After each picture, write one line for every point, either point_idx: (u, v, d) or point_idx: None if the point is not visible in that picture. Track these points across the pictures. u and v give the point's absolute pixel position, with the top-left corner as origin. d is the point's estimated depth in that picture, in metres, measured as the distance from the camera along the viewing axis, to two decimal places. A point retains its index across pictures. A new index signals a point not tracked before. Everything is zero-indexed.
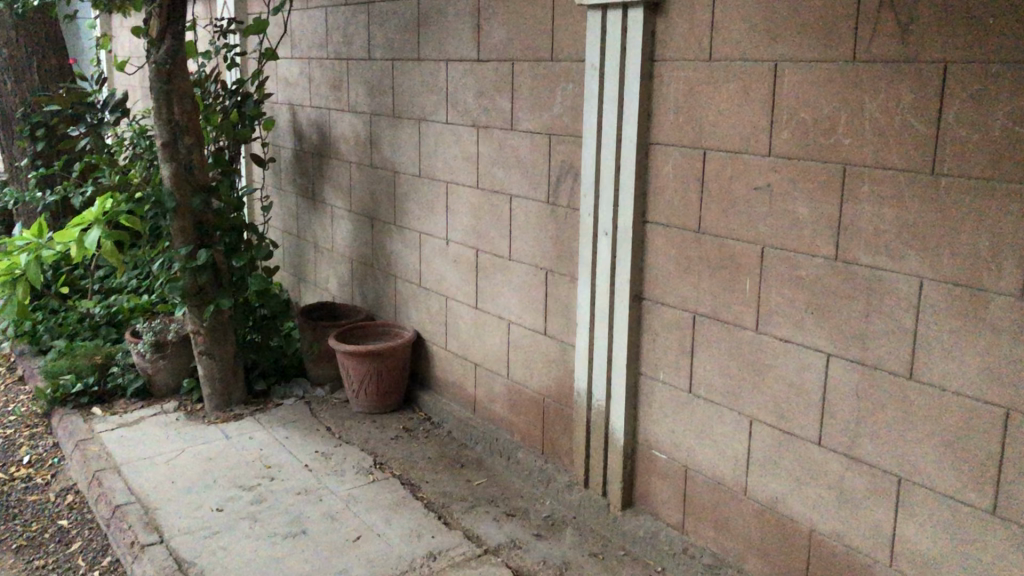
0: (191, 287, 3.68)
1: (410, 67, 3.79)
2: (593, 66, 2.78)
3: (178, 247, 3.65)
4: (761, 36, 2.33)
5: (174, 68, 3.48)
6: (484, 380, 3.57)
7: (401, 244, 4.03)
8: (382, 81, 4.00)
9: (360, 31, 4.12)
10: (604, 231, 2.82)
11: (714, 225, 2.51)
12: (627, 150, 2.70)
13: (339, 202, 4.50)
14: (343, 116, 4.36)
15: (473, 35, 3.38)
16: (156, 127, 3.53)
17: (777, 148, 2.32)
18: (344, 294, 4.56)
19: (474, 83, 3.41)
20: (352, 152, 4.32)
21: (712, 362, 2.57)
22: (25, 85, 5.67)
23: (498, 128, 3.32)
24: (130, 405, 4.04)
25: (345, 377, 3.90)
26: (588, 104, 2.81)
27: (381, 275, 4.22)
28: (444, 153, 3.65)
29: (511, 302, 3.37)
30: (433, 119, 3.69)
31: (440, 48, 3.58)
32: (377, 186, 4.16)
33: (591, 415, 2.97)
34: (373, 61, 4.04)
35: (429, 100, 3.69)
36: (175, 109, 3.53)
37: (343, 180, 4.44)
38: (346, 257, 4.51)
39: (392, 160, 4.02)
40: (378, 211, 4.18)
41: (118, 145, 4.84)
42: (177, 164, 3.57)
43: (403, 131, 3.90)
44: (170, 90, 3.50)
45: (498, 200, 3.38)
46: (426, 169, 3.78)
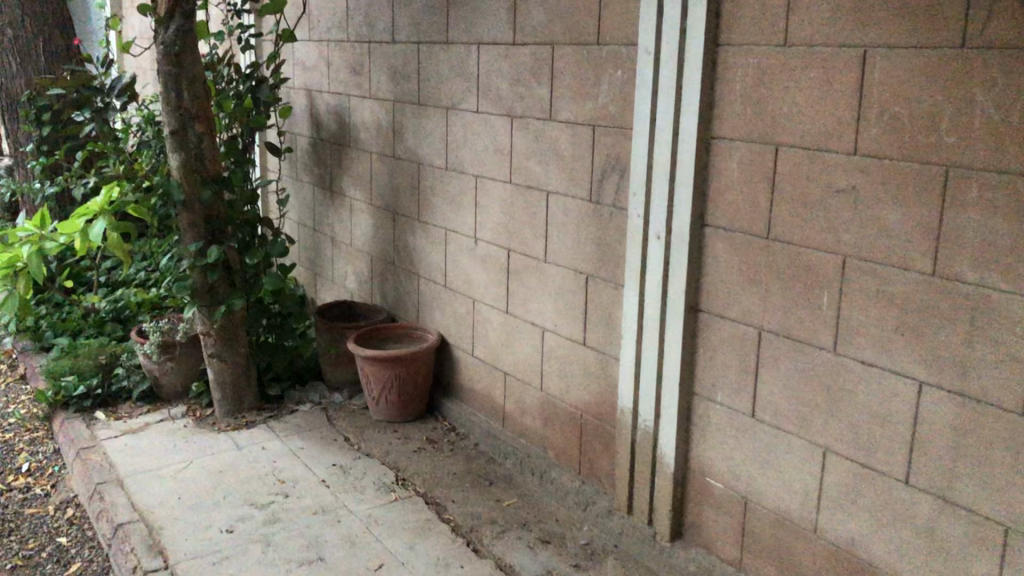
0: (201, 286, 3.43)
1: (437, 51, 3.52)
2: (648, 52, 2.50)
3: (188, 243, 3.40)
4: (847, 19, 2.05)
5: (183, 50, 3.21)
6: (514, 391, 3.30)
7: (425, 240, 3.77)
8: (406, 66, 3.73)
9: (383, 12, 3.84)
10: (655, 234, 2.55)
11: (786, 232, 2.24)
12: (686, 146, 2.43)
13: (358, 194, 4.24)
14: (363, 103, 4.10)
15: (508, 16, 3.10)
16: (164, 113, 3.26)
17: (864, 146, 2.04)
18: (363, 292, 4.30)
19: (508, 69, 3.13)
20: (373, 141, 4.05)
21: (780, 384, 2.31)
22: (31, 68, 5.44)
23: (534, 119, 3.05)
24: (136, 409, 3.79)
25: (365, 383, 3.65)
26: (641, 94, 2.54)
27: (403, 273, 3.96)
28: (473, 144, 3.38)
29: (545, 308, 3.10)
30: (462, 107, 3.42)
31: (471, 30, 3.30)
32: (400, 178, 3.90)
33: (637, 435, 2.71)
34: (397, 44, 3.77)
35: (458, 86, 3.42)
36: (185, 94, 3.26)
37: (363, 171, 4.18)
38: (365, 253, 4.25)
39: (416, 151, 3.75)
40: (401, 206, 3.92)
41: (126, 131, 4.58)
42: (186, 153, 3.31)
43: (429, 120, 3.63)
44: (179, 73, 3.22)
45: (532, 197, 3.10)
46: (454, 161, 3.51)
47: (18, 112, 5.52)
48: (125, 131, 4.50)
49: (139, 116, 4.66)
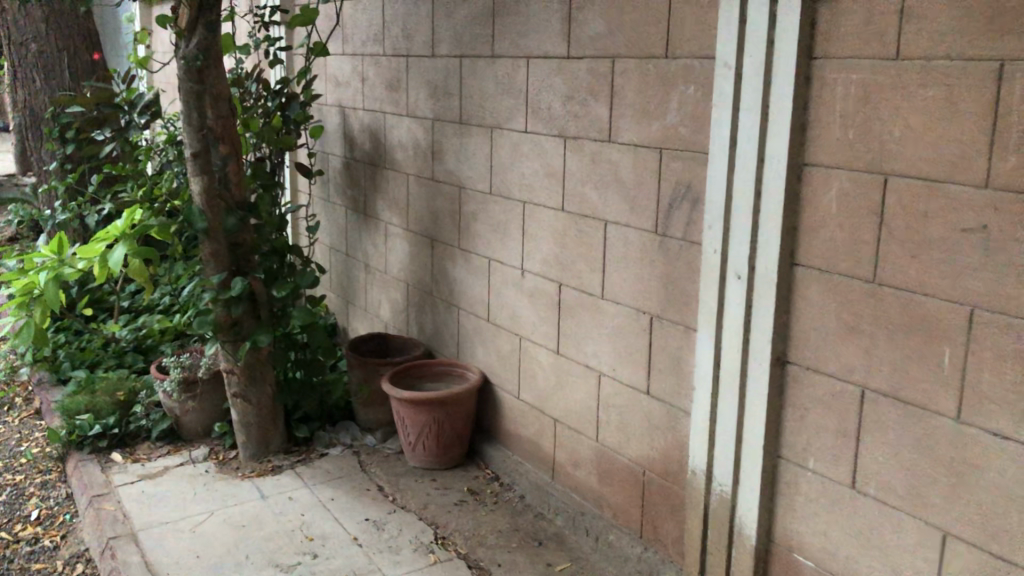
0: (224, 321, 3.15)
1: (481, 65, 3.23)
2: (729, 66, 2.19)
3: (211, 274, 3.12)
4: (979, 26, 1.72)
5: (206, 65, 2.94)
6: (565, 439, 2.98)
7: (467, 270, 3.47)
8: (448, 82, 3.44)
9: (423, 23, 3.56)
10: (735, 274, 2.24)
11: (897, 276, 1.92)
12: (773, 174, 2.11)
13: (394, 218, 3.96)
14: (400, 121, 3.82)
15: (563, 27, 2.80)
16: (186, 134, 2.99)
17: (1000, 178, 1.71)
18: (399, 323, 4.01)
19: (562, 85, 2.83)
20: (411, 162, 3.78)
21: (888, 453, 1.98)
22: (55, 84, 5.25)
23: (591, 140, 2.74)
24: (155, 451, 3.53)
25: (400, 427, 3.35)
26: (720, 115, 2.23)
27: (442, 305, 3.66)
28: (521, 166, 3.07)
29: (601, 350, 2.78)
30: (509, 126, 3.12)
31: (519, 42, 3.01)
32: (439, 202, 3.61)
33: (712, 501, 2.39)
34: (438, 59, 3.49)
35: (504, 104, 3.12)
36: (208, 113, 2.99)
37: (399, 194, 3.90)
38: (400, 281, 3.97)
39: (457, 173, 3.46)
40: (440, 232, 3.63)
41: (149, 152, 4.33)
42: (209, 177, 3.03)
43: (472, 140, 3.34)
44: (202, 90, 2.95)
45: (587, 226, 2.79)
46: (499, 185, 3.21)
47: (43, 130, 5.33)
48: (147, 151, 4.26)
49: (162, 135, 4.41)
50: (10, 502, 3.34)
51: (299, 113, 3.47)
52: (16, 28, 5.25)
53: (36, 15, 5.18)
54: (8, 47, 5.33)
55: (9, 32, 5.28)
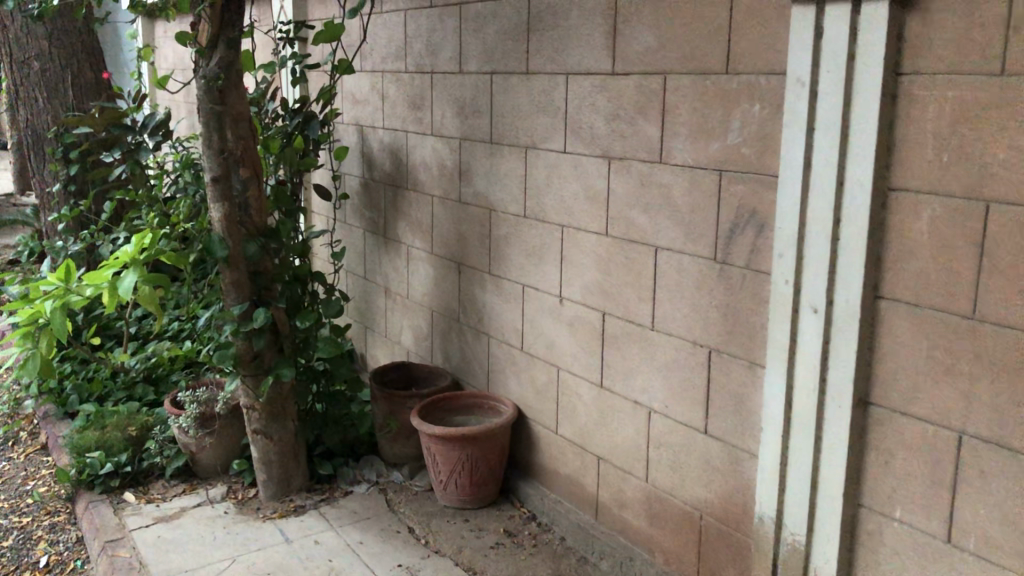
0: (245, 355, 2.97)
1: (514, 82, 3.06)
2: (802, 83, 2.03)
3: (231, 305, 2.95)
4: None
5: (228, 85, 2.77)
6: (610, 478, 2.80)
7: (497, 297, 3.29)
8: (477, 99, 3.28)
9: (449, 38, 3.40)
10: (811, 306, 2.07)
11: (1002, 311, 1.75)
12: (855, 199, 1.95)
13: (417, 241, 3.79)
14: (423, 140, 3.66)
15: (607, 41, 2.64)
16: (205, 158, 2.82)
17: None
18: (422, 351, 3.83)
19: (606, 103, 2.67)
20: (435, 183, 3.61)
21: (990, 504, 1.80)
22: (59, 102, 5.08)
23: (639, 161, 2.57)
24: (170, 490, 3.34)
25: (430, 464, 3.17)
26: (793, 135, 2.06)
27: (470, 333, 3.48)
28: (559, 188, 2.90)
29: (651, 384, 2.61)
30: (545, 146, 2.95)
31: (557, 57, 2.85)
32: (467, 225, 3.44)
33: (782, 550, 2.21)
34: (466, 75, 3.33)
35: (540, 122, 2.96)
36: (229, 135, 2.82)
37: (422, 216, 3.73)
38: (423, 307, 3.80)
39: (487, 195, 3.29)
40: (468, 257, 3.46)
41: (160, 174, 4.16)
42: (230, 203, 2.86)
43: (504, 160, 3.17)
44: (223, 112, 2.78)
45: (634, 252, 2.62)
46: (534, 208, 3.04)
47: (45, 150, 5.15)
48: (158, 173, 4.09)
49: (173, 157, 4.23)
50: (17, 547, 3.14)
51: (321, 133, 3.30)
52: (17, 46, 5.08)
53: (38, 33, 5.02)
54: (9, 65, 5.16)
55: (10, 50, 5.12)
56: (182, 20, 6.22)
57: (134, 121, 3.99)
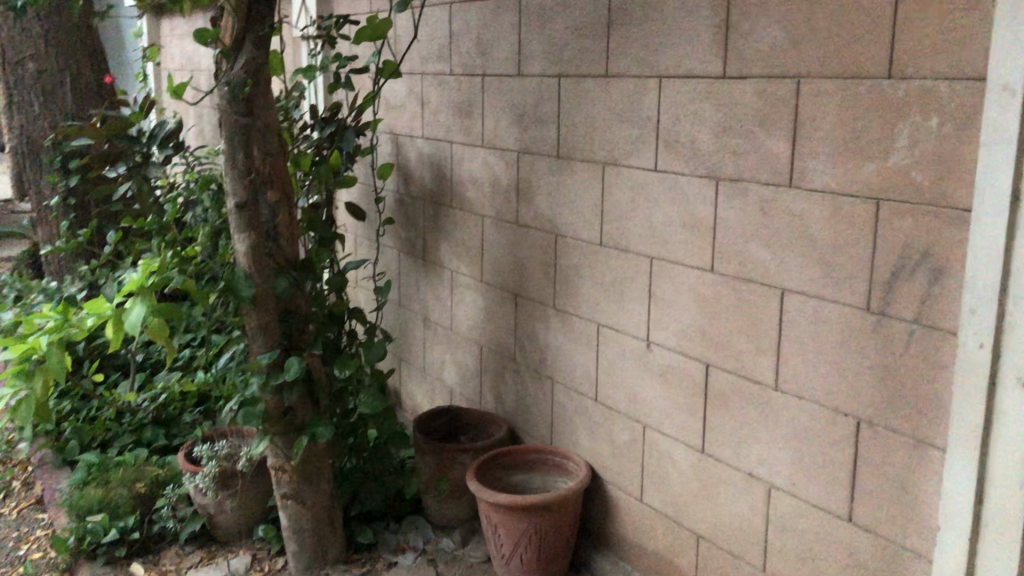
0: (273, 409, 2.52)
1: (589, 86, 2.60)
2: (1013, 91, 1.56)
3: (258, 352, 2.49)
4: None
5: (256, 93, 2.30)
6: (713, 562, 2.35)
7: (564, 337, 2.83)
8: (540, 106, 2.82)
9: (506, 35, 2.94)
10: (1018, 378, 1.60)
11: None
12: None
13: (464, 267, 3.33)
14: (472, 153, 3.20)
15: (716, 37, 2.18)
16: (228, 180, 2.37)
17: None
18: (469, 392, 3.37)
19: (714, 113, 2.21)
20: (487, 202, 3.15)
21: None
22: (56, 107, 4.64)
23: (757, 184, 2.11)
24: (185, 560, 2.89)
25: (489, 533, 2.70)
26: (997, 159, 1.60)
27: (529, 376, 3.01)
28: (647, 213, 2.44)
29: (771, 455, 2.16)
30: (629, 162, 2.49)
31: (646, 57, 2.38)
32: (526, 251, 2.98)
33: None
34: (525, 78, 2.86)
35: (622, 133, 2.50)
36: (256, 153, 2.36)
37: (470, 238, 3.28)
38: (471, 341, 3.34)
39: (552, 217, 2.83)
40: (527, 287, 2.99)
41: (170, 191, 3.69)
42: (258, 232, 2.40)
43: (574, 177, 2.71)
44: (249, 125, 2.31)
45: (750, 294, 2.16)
46: (612, 235, 2.57)
47: (42, 160, 4.68)
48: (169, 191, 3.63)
49: (185, 171, 3.77)
50: None
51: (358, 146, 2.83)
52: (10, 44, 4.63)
53: (34, 30, 4.58)
54: None
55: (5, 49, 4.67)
56: (190, 17, 5.79)
57: (142, 131, 3.51)
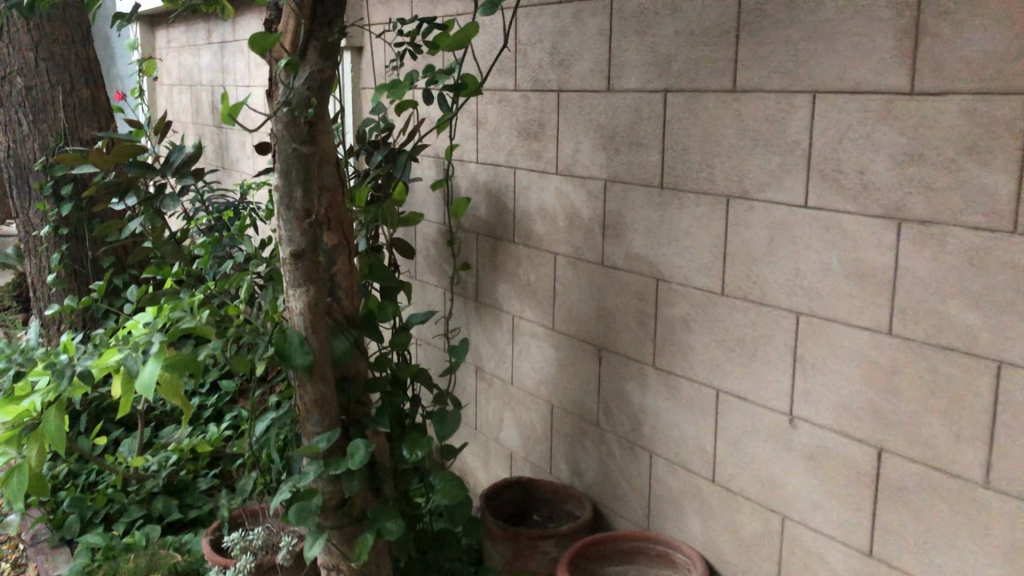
0: (332, 502, 2.06)
1: (709, 104, 2.16)
2: None
3: (314, 433, 2.03)
4: None
5: (320, 114, 1.84)
6: None
7: (667, 401, 2.37)
8: (637, 127, 2.37)
9: (590, 43, 2.50)
10: None
11: None
12: None
13: (529, 312, 2.86)
14: (543, 180, 2.74)
15: (899, 43, 1.75)
16: (283, 223, 1.90)
17: None
18: (535, 458, 2.90)
19: (894, 138, 1.77)
20: (561, 237, 2.69)
21: None
22: (47, 127, 4.14)
23: (961, 229, 1.68)
24: None
25: None
26: None
27: (617, 446, 2.55)
28: (791, 258, 2.00)
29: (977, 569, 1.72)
30: (766, 197, 2.05)
31: (794, 68, 1.95)
32: (614, 298, 2.50)
33: None
34: (618, 94, 2.42)
35: (756, 161, 2.06)
36: (315, 188, 1.90)
37: (538, 280, 2.81)
38: (537, 398, 2.87)
39: (650, 257, 2.38)
40: (615, 340, 2.52)
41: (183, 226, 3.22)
42: (318, 286, 1.94)
43: (684, 213, 2.26)
44: (312, 154, 1.85)
45: (948, 365, 1.73)
46: (740, 284, 2.13)
47: (31, 186, 4.17)
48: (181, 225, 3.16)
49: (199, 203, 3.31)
50: None
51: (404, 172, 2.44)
52: None
53: (22, 42, 4.10)
54: None
55: None
56: (190, 27, 5.30)
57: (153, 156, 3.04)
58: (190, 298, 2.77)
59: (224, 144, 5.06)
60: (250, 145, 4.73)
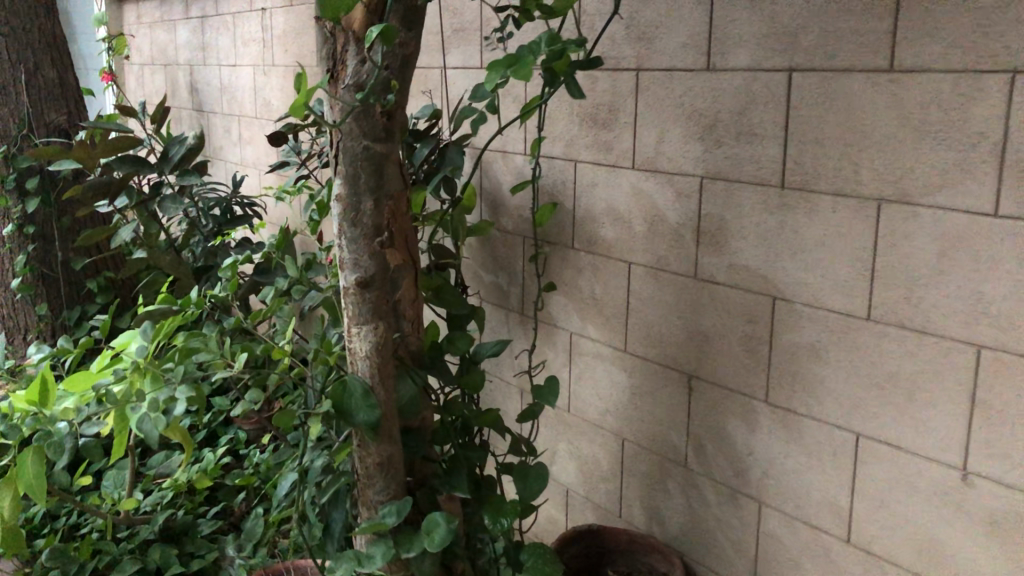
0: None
1: (854, 86, 1.76)
2: None
3: (381, 506, 1.62)
4: None
5: (399, 103, 1.53)
6: None
7: (784, 443, 1.99)
8: (746, 113, 1.96)
9: (682, 10, 2.07)
10: None
11: None
12: None
13: (592, 330, 2.45)
14: (614, 175, 2.32)
15: None
16: (347, 244, 1.55)
17: None
18: (600, 499, 2.50)
19: None
20: (637, 243, 2.28)
21: None
22: (8, 111, 3.62)
23: None
24: None
25: None
26: None
27: (714, 492, 2.17)
28: (973, 279, 1.62)
29: None
30: (935, 202, 1.66)
31: (983, 43, 1.55)
32: (712, 318, 2.10)
33: None
34: (721, 74, 2.00)
35: (921, 157, 1.67)
36: (385, 198, 1.55)
37: (604, 293, 2.39)
38: (602, 430, 2.46)
39: (762, 272, 1.98)
40: (712, 368, 2.12)
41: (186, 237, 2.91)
42: (386, 320, 1.59)
43: (813, 220, 1.86)
44: (385, 153, 1.52)
45: None
46: (896, 307, 1.74)
47: None
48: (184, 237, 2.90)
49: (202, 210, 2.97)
50: None
51: (455, 164, 2.08)
52: None
53: None
54: None
55: None
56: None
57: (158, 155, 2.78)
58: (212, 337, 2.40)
59: (205, 130, 4.56)
60: (237, 131, 4.24)
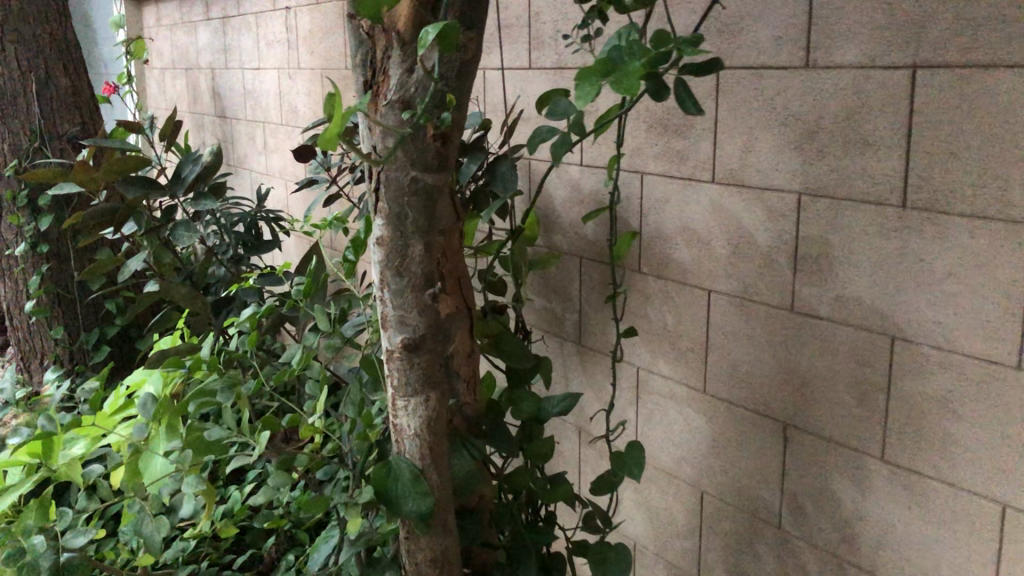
0: None
1: (1002, 86, 1.43)
2: None
3: None
4: None
5: (455, 124, 1.36)
6: None
7: (904, 509, 1.68)
8: (858, 117, 1.64)
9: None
10: None
11: None
12: None
13: (664, 366, 2.15)
14: (690, 190, 2.00)
15: None
16: (391, 300, 1.42)
17: None
18: (674, 556, 2.21)
19: None
20: (719, 271, 1.97)
21: None
22: (19, 123, 3.39)
23: None
24: None
25: None
26: None
27: (814, 559, 1.87)
28: None
29: None
30: None
31: None
32: (813, 359, 1.80)
33: None
34: (826, 71, 1.68)
35: None
36: (436, 246, 1.41)
37: (678, 326, 2.09)
38: (677, 479, 2.16)
39: (877, 307, 1.66)
40: (813, 417, 1.82)
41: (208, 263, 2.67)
42: (438, 383, 1.47)
43: (946, 248, 1.54)
44: (436, 187, 1.37)
45: None
46: None
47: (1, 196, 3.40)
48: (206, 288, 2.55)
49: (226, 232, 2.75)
50: None
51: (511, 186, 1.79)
52: None
53: None
54: None
55: None
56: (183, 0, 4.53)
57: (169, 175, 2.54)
58: (230, 406, 2.08)
59: (229, 138, 4.30)
60: (262, 139, 3.98)
